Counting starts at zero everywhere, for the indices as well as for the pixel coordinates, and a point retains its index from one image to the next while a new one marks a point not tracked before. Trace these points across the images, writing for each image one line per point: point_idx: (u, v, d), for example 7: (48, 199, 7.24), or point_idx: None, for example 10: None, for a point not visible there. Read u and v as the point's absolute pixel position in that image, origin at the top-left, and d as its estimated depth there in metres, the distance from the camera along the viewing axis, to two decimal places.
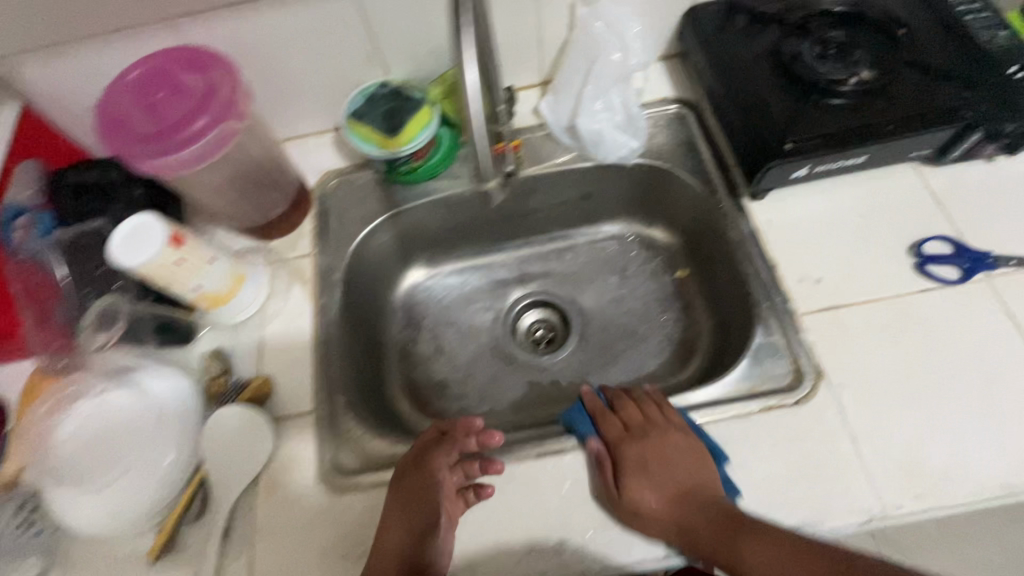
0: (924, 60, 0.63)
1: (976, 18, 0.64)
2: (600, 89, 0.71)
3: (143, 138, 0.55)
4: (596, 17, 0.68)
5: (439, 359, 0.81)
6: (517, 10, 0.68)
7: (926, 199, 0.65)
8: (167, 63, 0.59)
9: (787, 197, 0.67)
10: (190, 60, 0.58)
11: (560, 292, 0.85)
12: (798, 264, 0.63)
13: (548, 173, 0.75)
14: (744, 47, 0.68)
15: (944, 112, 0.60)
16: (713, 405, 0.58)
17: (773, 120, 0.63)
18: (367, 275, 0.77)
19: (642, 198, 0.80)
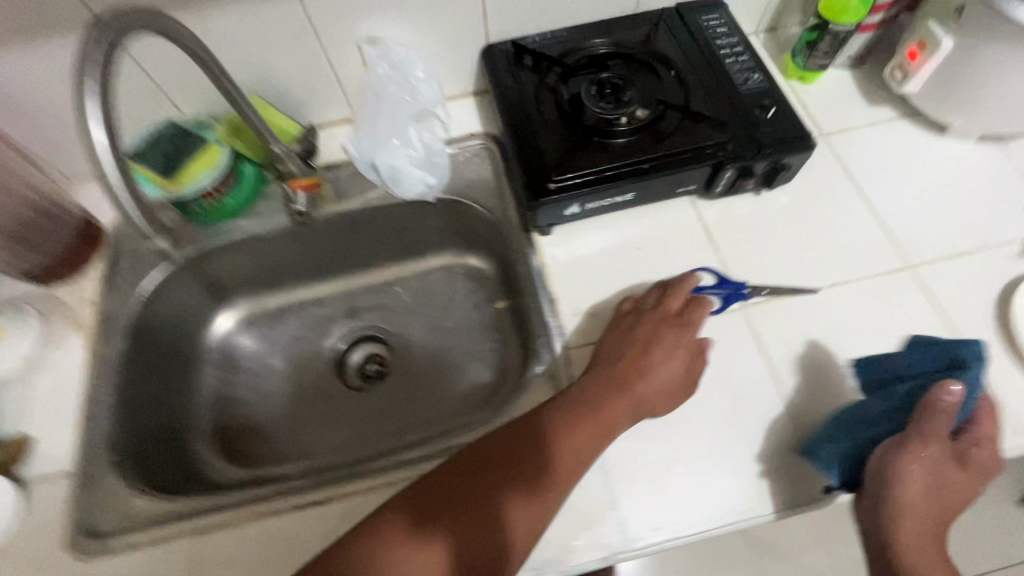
0: (687, 101, 0.66)
1: (735, 61, 0.68)
2: (395, 127, 0.72)
3: None
4: (382, 56, 0.69)
5: (257, 399, 0.78)
6: (299, 50, 0.67)
7: (697, 232, 0.68)
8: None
9: (573, 233, 0.69)
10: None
11: (390, 325, 0.85)
12: (578, 297, 0.65)
13: (355, 208, 0.75)
14: (530, 86, 0.70)
15: (698, 152, 0.63)
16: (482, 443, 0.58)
17: (547, 160, 0.64)
18: (170, 317, 0.74)
19: (459, 230, 0.81)
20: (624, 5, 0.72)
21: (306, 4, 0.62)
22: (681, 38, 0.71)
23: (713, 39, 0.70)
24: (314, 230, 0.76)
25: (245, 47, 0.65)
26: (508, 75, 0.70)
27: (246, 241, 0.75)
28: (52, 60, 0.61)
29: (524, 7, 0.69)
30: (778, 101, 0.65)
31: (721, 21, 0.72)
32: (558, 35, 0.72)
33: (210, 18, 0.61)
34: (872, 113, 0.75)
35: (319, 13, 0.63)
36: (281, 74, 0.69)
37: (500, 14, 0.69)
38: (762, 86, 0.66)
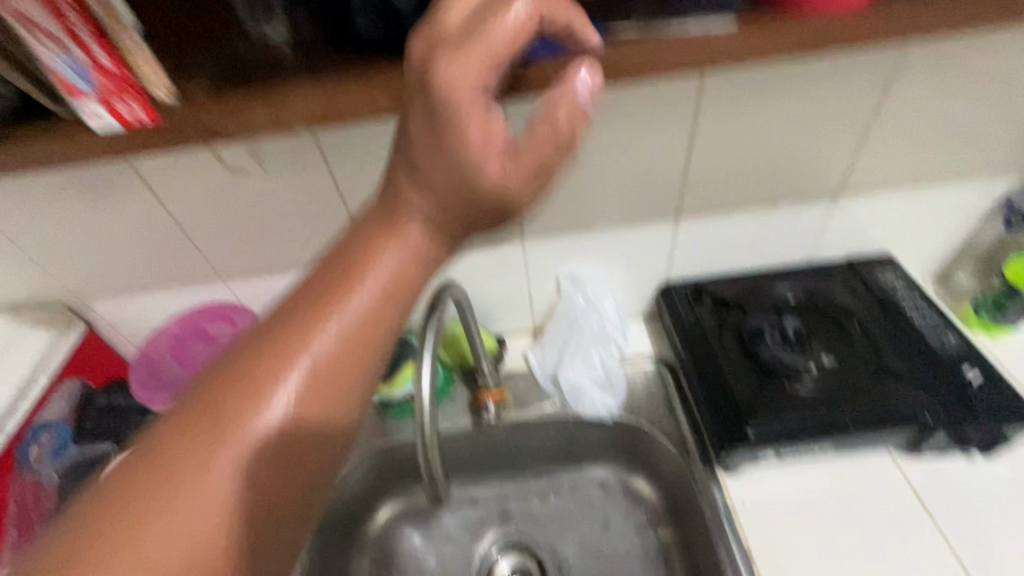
0: (878, 356, 0.68)
1: (923, 319, 0.71)
2: (581, 349, 0.78)
3: None
4: (578, 290, 0.78)
5: None
6: (510, 281, 0.79)
7: (903, 493, 0.64)
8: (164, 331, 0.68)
9: (762, 476, 0.67)
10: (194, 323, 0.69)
11: (541, 537, 0.82)
12: (775, 556, 0.61)
13: (531, 418, 0.79)
14: (711, 325, 0.75)
15: (904, 412, 0.62)
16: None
17: (739, 404, 0.66)
18: (347, 505, 0.78)
19: (624, 447, 0.82)
20: (798, 255, 0.80)
21: (527, 250, 0.75)
22: (858, 292, 0.76)
23: (895, 295, 0.74)
24: (489, 434, 0.81)
25: (469, 278, 0.78)
26: (690, 312, 0.77)
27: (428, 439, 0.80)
28: None
29: (707, 255, 0.78)
30: (982, 366, 0.65)
31: (898, 278, 0.77)
32: (733, 278, 0.80)
33: (452, 257, 0.75)
34: None
35: (535, 256, 0.76)
36: (488, 296, 0.81)
37: (685, 260, 0.79)
38: (959, 348, 0.67)
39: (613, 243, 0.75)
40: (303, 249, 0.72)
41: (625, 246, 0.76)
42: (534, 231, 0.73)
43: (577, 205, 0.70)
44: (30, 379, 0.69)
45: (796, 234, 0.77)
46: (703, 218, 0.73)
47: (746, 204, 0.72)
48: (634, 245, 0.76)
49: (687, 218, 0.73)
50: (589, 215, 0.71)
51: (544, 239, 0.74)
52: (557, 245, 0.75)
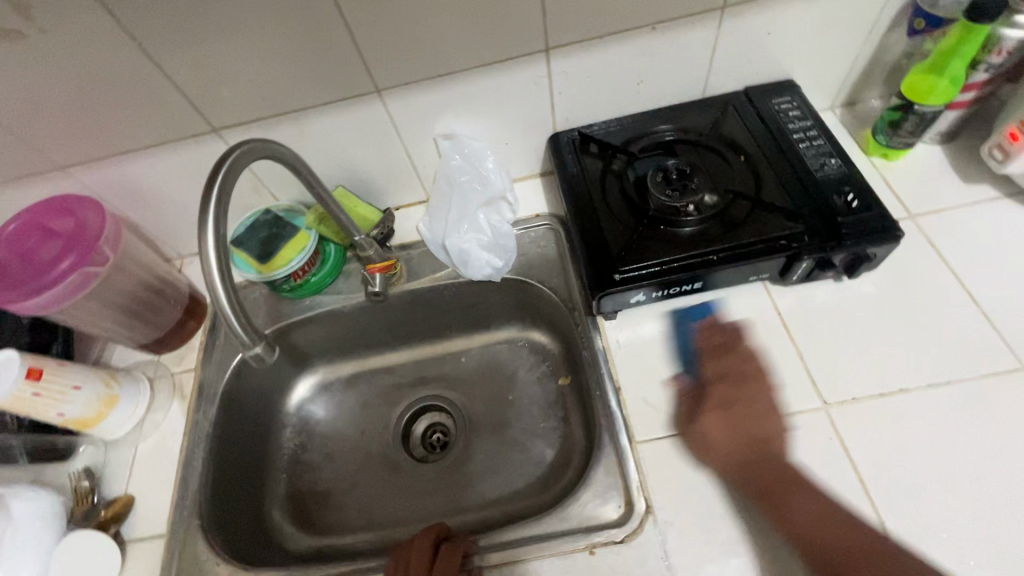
0: (757, 189, 0.66)
1: (810, 146, 0.67)
2: (465, 212, 0.75)
3: (15, 284, 0.60)
4: (456, 149, 0.74)
5: (328, 465, 0.82)
6: (384, 146, 0.73)
7: (771, 320, 0.65)
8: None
9: (638, 319, 0.68)
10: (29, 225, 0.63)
11: (454, 396, 0.87)
12: (643, 389, 0.64)
13: (425, 286, 0.79)
14: (595, 174, 0.72)
15: (771, 241, 0.61)
16: (544, 540, 0.57)
17: (612, 251, 0.65)
18: (256, 384, 0.80)
19: (524, 307, 0.83)
20: (691, 90, 0.74)
21: (390, 107, 0.68)
22: (749, 123, 0.71)
23: (787, 123, 0.69)
24: (387, 306, 0.81)
25: (337, 146, 0.72)
26: (574, 162, 0.73)
27: (327, 316, 0.81)
28: (178, 162, 0.70)
29: (592, 98, 0.72)
30: (859, 187, 0.63)
31: (794, 105, 0.71)
32: (624, 122, 0.75)
33: (309, 124, 0.68)
34: (971, 191, 0.70)
35: (402, 114, 0.69)
36: (364, 167, 0.76)
37: (569, 106, 0.72)
38: (840, 172, 0.65)
39: (486, 91, 0.68)
40: (136, 127, 0.65)
41: (499, 95, 0.69)
42: (392, 84, 0.65)
43: (430, 48, 0.62)
44: None
45: (685, 64, 0.70)
46: (577, 52, 0.65)
47: (622, 31, 0.64)
48: (509, 91, 0.69)
49: (561, 55, 0.65)
50: (448, 59, 0.64)
51: (404, 93, 0.67)
52: (422, 100, 0.68)
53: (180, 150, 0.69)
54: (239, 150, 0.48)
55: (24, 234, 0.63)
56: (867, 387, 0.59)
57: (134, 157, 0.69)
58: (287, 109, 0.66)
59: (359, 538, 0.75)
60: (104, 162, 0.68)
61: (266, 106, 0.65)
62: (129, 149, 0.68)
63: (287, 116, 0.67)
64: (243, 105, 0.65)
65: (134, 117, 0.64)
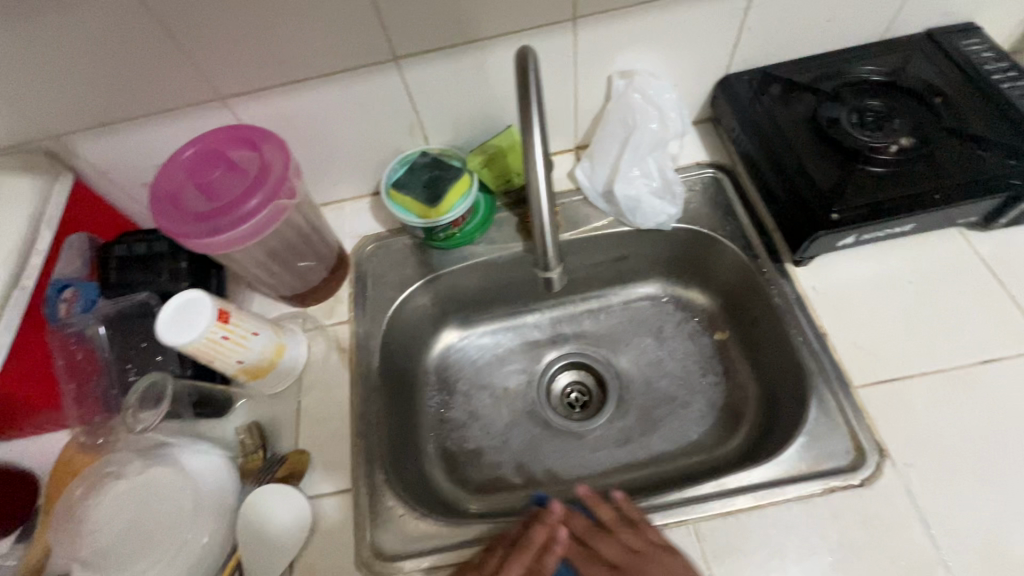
0: (965, 128, 0.63)
1: (1014, 87, 0.64)
2: (638, 156, 0.71)
3: (199, 217, 0.55)
4: (636, 87, 0.69)
5: (476, 424, 0.79)
6: (556, 84, 0.69)
7: (975, 264, 0.64)
8: (167, 169, 0.58)
9: (831, 264, 0.66)
10: (206, 154, 0.58)
11: (597, 352, 0.84)
12: (850, 335, 0.62)
13: (584, 236, 0.76)
14: (781, 116, 0.69)
15: (994, 180, 0.59)
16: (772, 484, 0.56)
17: (821, 191, 0.62)
18: (404, 339, 0.76)
19: (677, 259, 0.80)
20: (875, 30, 0.71)
21: (578, 39, 0.64)
22: (940, 64, 0.69)
23: (982, 64, 0.67)
24: None
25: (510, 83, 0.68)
26: (756, 104, 0.70)
27: (477, 268, 0.77)
28: (344, 95, 0.65)
29: (779, 36, 0.69)
30: None
31: (983, 46, 0.69)
32: (803, 64, 0.71)
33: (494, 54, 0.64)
34: None
35: (586, 47, 0.65)
36: None
37: (751, 44, 0.69)
38: None
39: (678, 23, 0.65)
40: (315, 53, 0.60)
41: (689, 28, 0.65)
42: (589, 10, 0.61)
43: None
44: (30, 230, 0.60)
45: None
46: None
47: None
48: (701, 25, 0.65)
49: None
50: None
51: (597, 22, 0.63)
52: (612, 30, 0.64)
53: (351, 81, 0.64)
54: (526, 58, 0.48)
55: (201, 164, 0.58)
56: None
57: (301, 87, 0.63)
58: (478, 36, 0.61)
59: (523, 496, 0.72)
60: (267, 91, 0.63)
61: (457, 31, 0.61)
62: (298, 78, 0.62)
63: (474, 45, 0.62)
64: (434, 30, 0.60)
65: (319, 39, 0.59)
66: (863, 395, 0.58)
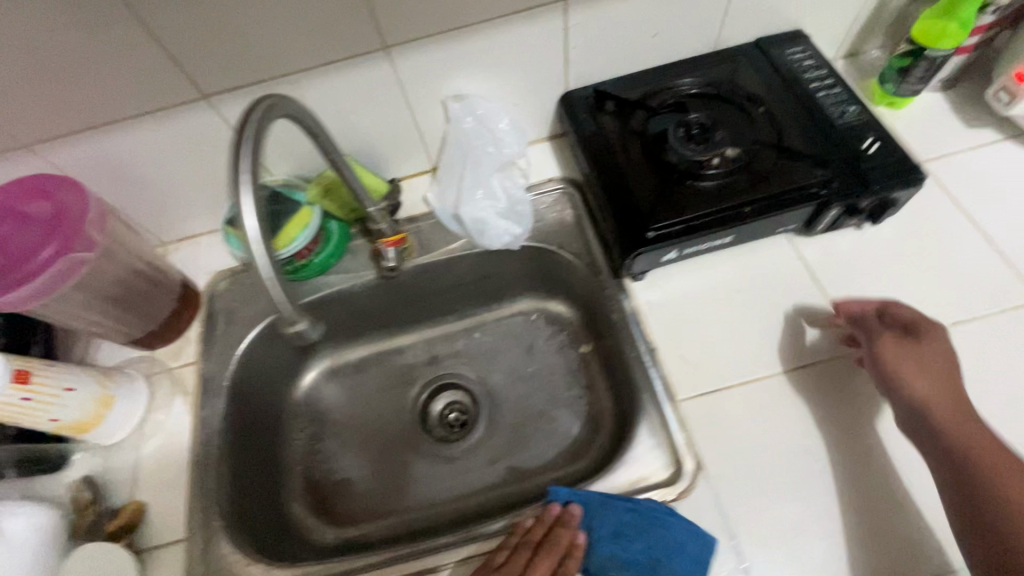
0: (781, 139, 0.65)
1: (827, 95, 0.67)
2: (479, 179, 0.72)
3: None
4: (467, 111, 0.69)
5: (346, 453, 0.78)
6: (390, 111, 0.69)
7: (798, 270, 0.66)
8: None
9: (665, 277, 0.67)
10: None
11: (471, 371, 0.84)
12: (679, 348, 0.63)
13: (438, 260, 0.75)
14: (614, 132, 0.69)
15: (800, 190, 0.61)
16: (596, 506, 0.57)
17: (642, 208, 0.63)
18: (263, 375, 0.75)
19: (540, 275, 0.80)
20: (704, 42, 0.72)
21: (397, 68, 0.64)
22: (765, 73, 0.70)
23: (802, 73, 0.69)
24: (398, 283, 0.77)
25: (339, 113, 0.67)
26: (591, 121, 0.70)
27: (334, 298, 0.76)
28: (162, 135, 0.64)
29: (607, 53, 0.69)
30: (880, 132, 0.63)
31: (806, 55, 0.71)
32: (637, 78, 0.72)
33: (313, 87, 0.63)
34: (972, 135, 0.72)
35: (409, 75, 0.65)
36: (367, 134, 0.71)
37: (581, 61, 0.69)
38: (861, 119, 0.65)
39: (498, 47, 0.65)
40: (115, 96, 0.58)
41: (512, 50, 0.65)
42: (399, 39, 0.60)
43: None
44: None
45: (699, 14, 0.68)
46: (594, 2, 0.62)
47: None
48: (524, 47, 0.65)
49: (576, 7, 0.62)
50: (461, 13, 0.59)
51: (411, 50, 0.62)
52: (431, 57, 0.64)
53: (165, 122, 0.62)
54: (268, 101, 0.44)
55: None
56: None
57: (111, 130, 0.61)
58: (289, 70, 0.60)
59: (388, 525, 0.72)
60: (76, 136, 0.61)
61: (264, 67, 0.59)
62: (105, 121, 0.60)
63: (288, 79, 0.61)
64: (239, 67, 0.59)
65: (114, 84, 0.57)
66: (683, 409, 0.59)
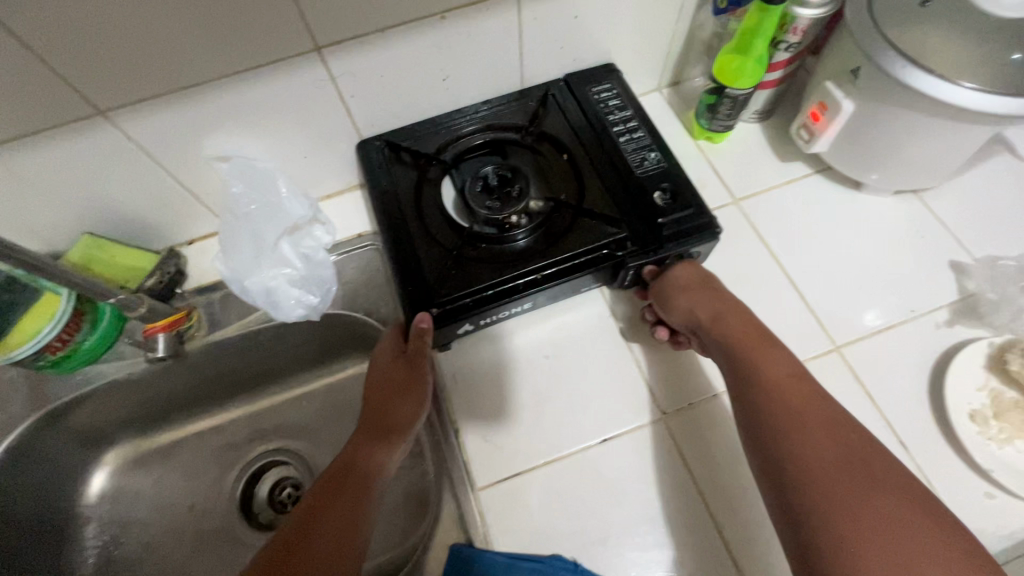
0: (581, 192, 0.60)
1: (630, 139, 0.63)
2: (264, 246, 0.64)
3: None
4: (237, 173, 0.62)
5: (150, 558, 0.69)
6: (142, 177, 0.59)
7: (610, 328, 0.63)
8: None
9: (474, 345, 0.62)
10: None
11: (298, 445, 0.76)
12: (484, 425, 0.58)
13: (233, 335, 0.67)
14: (408, 185, 0.62)
15: (595, 251, 0.57)
16: None
17: (429, 279, 0.56)
18: (31, 485, 0.65)
19: (363, 337, 0.73)
20: (507, 81, 0.66)
21: (131, 132, 0.54)
22: (571, 115, 0.66)
23: (606, 114, 0.65)
24: (190, 363, 0.68)
25: (72, 185, 0.56)
26: (384, 174, 0.63)
27: (113, 387, 0.66)
28: None
29: (396, 97, 0.62)
30: (677, 182, 0.60)
31: (613, 93, 0.67)
32: (437, 124, 0.66)
33: (18, 161, 0.51)
34: (787, 169, 0.71)
35: (150, 138, 0.55)
36: (123, 203, 0.61)
37: (367, 109, 0.62)
38: (660, 166, 0.61)
39: (256, 102, 0.56)
40: None
41: (278, 103, 0.57)
42: (119, 102, 0.51)
43: (162, 54, 0.48)
44: None
45: (492, 53, 0.62)
46: (359, 49, 0.55)
47: (407, 22, 0.54)
48: (289, 100, 0.57)
49: (336, 56, 0.55)
50: (191, 70, 0.50)
51: (141, 112, 0.52)
52: (172, 117, 0.54)
53: None
54: None
55: None
56: (701, 389, 0.59)
57: None
58: None
59: None
60: None
61: None
62: None
63: None
64: None
65: None
66: (484, 498, 0.55)
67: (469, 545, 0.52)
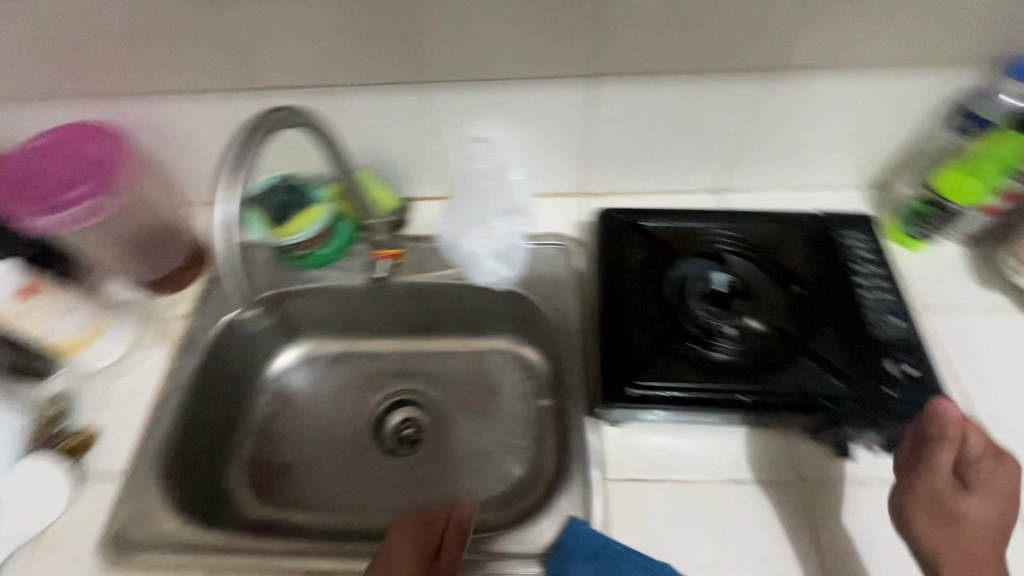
0: (808, 331, 0.60)
1: (873, 296, 0.62)
2: (482, 217, 0.75)
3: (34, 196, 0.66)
4: (485, 154, 0.75)
5: (296, 438, 0.81)
6: (418, 138, 0.74)
7: None
8: (16, 148, 0.69)
9: None
10: (52, 143, 0.68)
11: (434, 394, 0.85)
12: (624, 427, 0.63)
13: (429, 281, 0.78)
14: (636, 261, 0.67)
15: (810, 395, 0.55)
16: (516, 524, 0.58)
17: (635, 356, 0.58)
18: (243, 344, 0.80)
19: (522, 321, 0.82)
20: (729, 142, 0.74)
21: (433, 102, 0.69)
22: (813, 251, 0.67)
23: (854, 262, 0.65)
24: (386, 292, 0.80)
25: (372, 130, 0.73)
26: (618, 244, 0.68)
27: (325, 291, 0.81)
28: (212, 113, 0.71)
29: (631, 131, 0.72)
30: (919, 359, 0.56)
31: (864, 244, 0.67)
32: (678, 218, 0.70)
33: (352, 100, 0.69)
34: (984, 296, 0.70)
35: (442, 110, 0.70)
36: (394, 153, 0.76)
37: (604, 133, 0.73)
38: (904, 334, 0.58)
39: (528, 104, 0.69)
40: (182, 72, 0.66)
41: (541, 109, 0.70)
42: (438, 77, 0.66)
43: (487, 50, 0.63)
44: None
45: (727, 115, 0.70)
46: (623, 82, 0.66)
47: (670, 70, 0.65)
48: (551, 108, 0.69)
49: (605, 83, 0.66)
50: (498, 66, 0.65)
51: (447, 88, 0.67)
52: (465, 98, 0.68)
53: (218, 102, 0.69)
54: (262, 129, 0.51)
55: (47, 152, 0.68)
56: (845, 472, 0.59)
57: (172, 102, 0.70)
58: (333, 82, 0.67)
59: (313, 519, 0.74)
60: (133, 94, 0.69)
61: (312, 74, 0.65)
62: (170, 90, 0.68)
63: (333, 89, 0.67)
64: (292, 69, 0.65)
65: (186, 64, 0.65)
66: (609, 488, 0.59)
67: (587, 522, 0.57)
